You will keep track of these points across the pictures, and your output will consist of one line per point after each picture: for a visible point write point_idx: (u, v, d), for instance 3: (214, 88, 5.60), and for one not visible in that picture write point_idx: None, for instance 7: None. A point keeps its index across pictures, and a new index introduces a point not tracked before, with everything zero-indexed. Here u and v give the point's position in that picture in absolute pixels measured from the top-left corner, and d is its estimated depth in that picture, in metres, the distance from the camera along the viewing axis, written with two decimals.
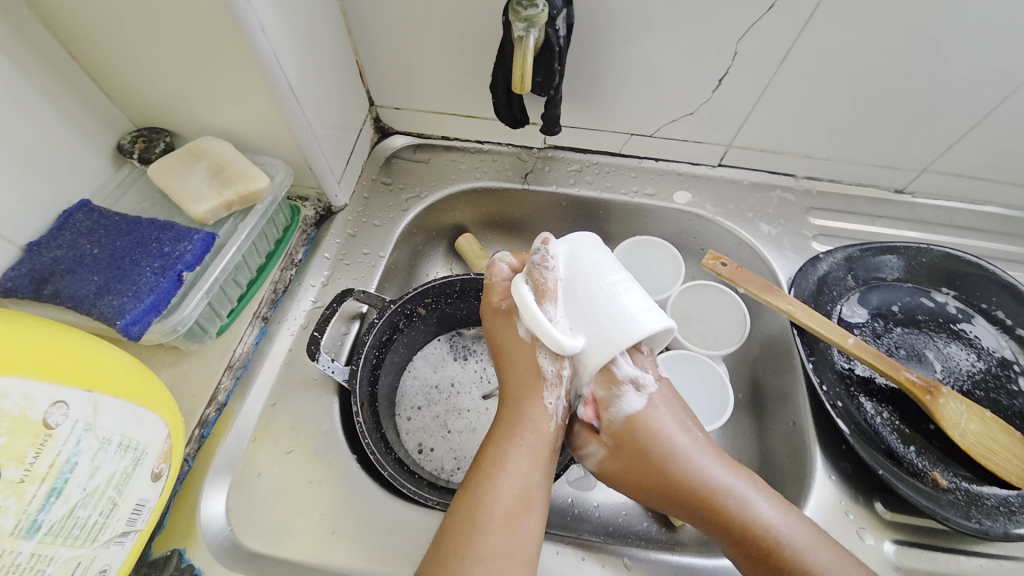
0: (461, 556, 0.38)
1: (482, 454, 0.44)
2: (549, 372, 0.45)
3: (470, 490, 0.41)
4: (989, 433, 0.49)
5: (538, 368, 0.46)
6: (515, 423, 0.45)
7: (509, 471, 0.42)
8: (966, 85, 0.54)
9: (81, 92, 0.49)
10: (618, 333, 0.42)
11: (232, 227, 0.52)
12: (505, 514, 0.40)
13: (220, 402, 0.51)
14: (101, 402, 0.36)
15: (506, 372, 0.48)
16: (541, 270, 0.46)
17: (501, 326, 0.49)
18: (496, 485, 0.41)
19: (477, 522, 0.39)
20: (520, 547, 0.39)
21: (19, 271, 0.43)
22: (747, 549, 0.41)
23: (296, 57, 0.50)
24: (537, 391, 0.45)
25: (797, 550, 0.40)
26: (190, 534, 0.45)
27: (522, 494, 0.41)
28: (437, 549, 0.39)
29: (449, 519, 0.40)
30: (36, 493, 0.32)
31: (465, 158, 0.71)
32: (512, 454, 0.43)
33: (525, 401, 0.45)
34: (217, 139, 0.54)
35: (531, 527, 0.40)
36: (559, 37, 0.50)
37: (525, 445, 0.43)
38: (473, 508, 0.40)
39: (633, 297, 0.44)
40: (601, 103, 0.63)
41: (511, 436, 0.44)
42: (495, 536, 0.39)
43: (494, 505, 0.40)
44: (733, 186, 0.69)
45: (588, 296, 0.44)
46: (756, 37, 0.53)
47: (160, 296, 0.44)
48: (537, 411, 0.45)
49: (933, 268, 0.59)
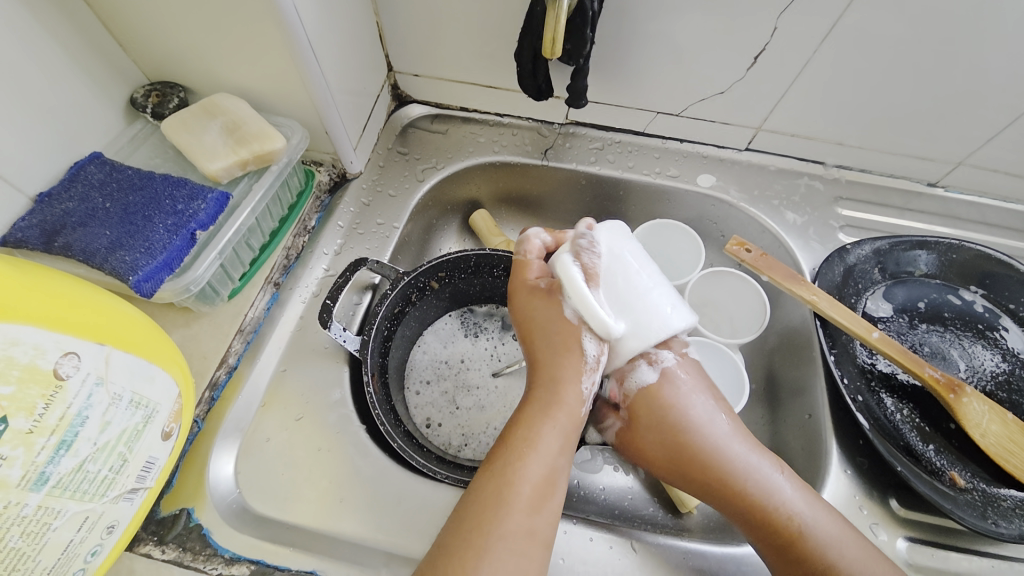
0: (484, 531, 0.37)
1: (511, 431, 0.43)
2: (589, 356, 0.44)
3: (496, 467, 0.40)
4: (1010, 435, 0.48)
5: (578, 350, 0.45)
6: (551, 402, 0.44)
7: (540, 453, 0.41)
8: (1016, 75, 0.51)
9: (93, 40, 0.47)
10: (655, 323, 0.44)
11: (247, 188, 0.51)
12: (531, 494, 0.39)
13: (230, 365, 0.50)
14: (113, 357, 0.36)
15: (542, 350, 0.46)
16: (589, 255, 0.46)
17: (540, 304, 0.47)
18: (525, 464, 0.40)
19: (505, 499, 0.38)
20: (543, 527, 0.38)
21: (30, 222, 0.43)
22: (764, 533, 0.42)
23: (316, 12, 0.48)
24: (576, 373, 0.44)
25: (822, 541, 0.40)
26: (198, 494, 0.45)
27: (549, 476, 0.40)
28: (456, 521, 0.38)
29: (475, 494, 0.39)
30: (45, 445, 0.32)
31: (484, 131, 0.69)
32: (543, 434, 0.42)
33: (560, 381, 0.44)
34: (233, 97, 0.52)
35: (554, 507, 0.40)
36: (593, 1, 0.48)
37: (557, 426, 0.42)
38: (500, 485, 0.39)
39: (666, 293, 0.46)
40: (629, 78, 0.60)
41: (544, 416, 0.43)
42: (519, 514, 0.38)
43: (522, 485, 0.39)
44: (759, 171, 0.67)
45: (630, 286, 0.45)
46: (799, 13, 0.50)
47: (172, 254, 0.43)
48: (572, 394, 0.44)
49: (965, 265, 0.58)
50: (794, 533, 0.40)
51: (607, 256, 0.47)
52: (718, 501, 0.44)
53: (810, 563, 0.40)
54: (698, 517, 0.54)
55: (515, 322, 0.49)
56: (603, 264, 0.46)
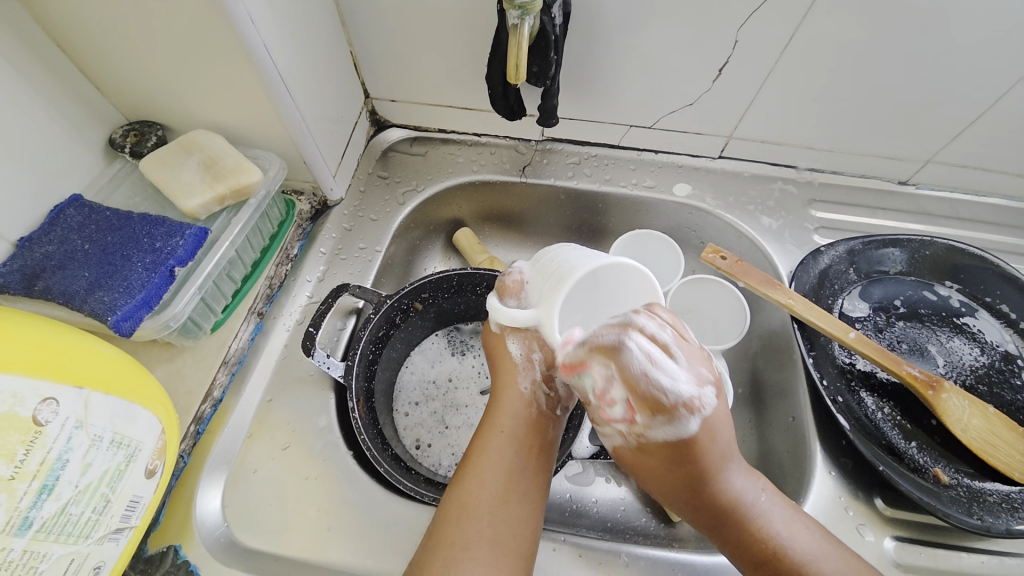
0: (448, 543, 0.38)
1: (469, 446, 0.44)
2: (519, 358, 0.46)
3: (457, 479, 0.42)
4: (991, 429, 0.48)
5: (509, 357, 0.46)
6: (501, 409, 0.45)
7: (494, 462, 0.42)
8: (970, 75, 0.53)
9: (70, 85, 0.48)
10: (558, 288, 0.40)
11: (226, 221, 0.51)
12: (490, 500, 0.40)
13: (215, 397, 0.50)
14: (93, 399, 0.36)
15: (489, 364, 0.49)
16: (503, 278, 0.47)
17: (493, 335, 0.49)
18: (479, 475, 0.41)
19: (464, 512, 0.40)
20: (503, 534, 0.39)
21: (10, 267, 0.43)
22: (749, 554, 0.40)
23: (288, 48, 0.49)
24: (511, 377, 0.46)
25: (800, 559, 0.39)
26: (186, 531, 0.45)
27: (506, 484, 0.41)
28: (426, 538, 0.40)
29: (441, 510, 0.41)
30: (27, 491, 0.32)
31: (462, 151, 0.70)
32: (494, 443, 0.43)
33: (504, 391, 0.46)
34: (209, 132, 0.53)
35: (515, 514, 0.40)
36: (555, 25, 0.49)
37: (507, 433, 0.43)
38: (460, 498, 0.41)
39: (571, 256, 0.42)
40: (600, 94, 0.62)
41: (495, 427, 0.44)
42: (477, 523, 0.39)
43: (478, 496, 0.40)
44: (734, 178, 0.68)
45: (540, 275, 0.43)
46: (757, 26, 0.52)
47: (151, 292, 0.44)
48: (516, 399, 0.45)
49: (937, 261, 0.59)
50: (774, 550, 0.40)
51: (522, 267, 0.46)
52: (714, 527, 0.41)
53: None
54: (690, 525, 0.54)
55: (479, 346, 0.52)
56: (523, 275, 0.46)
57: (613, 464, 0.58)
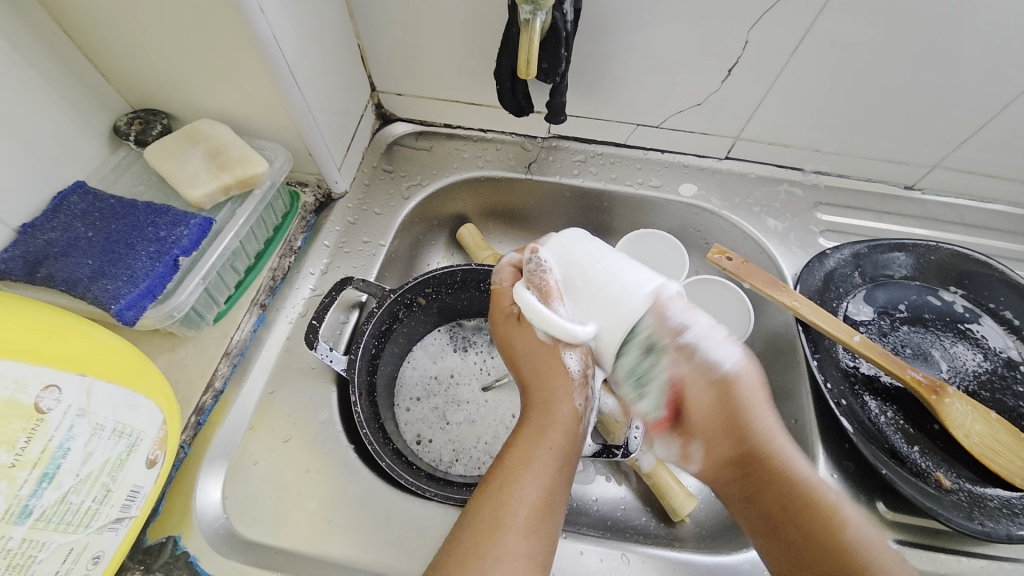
0: (480, 555, 0.36)
1: (508, 453, 0.42)
2: (576, 372, 0.43)
3: (491, 489, 0.40)
4: (994, 434, 0.48)
5: (563, 368, 0.43)
6: (546, 420, 0.43)
7: (536, 475, 0.40)
8: (980, 81, 0.52)
9: (76, 71, 0.48)
10: (627, 307, 0.40)
11: (230, 212, 0.51)
12: (529, 515, 0.38)
13: (216, 389, 0.50)
14: (95, 387, 0.36)
15: (533, 377, 0.45)
16: (540, 274, 0.45)
17: (516, 332, 0.46)
18: (521, 486, 0.39)
19: (502, 522, 0.38)
20: (539, 550, 0.38)
21: (13, 253, 0.43)
22: (778, 493, 0.41)
23: (295, 38, 0.48)
24: (567, 392, 0.43)
25: (851, 538, 0.37)
26: (185, 521, 0.45)
27: (546, 499, 0.39)
28: (450, 544, 0.38)
29: (471, 515, 0.39)
30: (27, 479, 0.32)
31: (467, 146, 0.70)
32: (540, 456, 0.41)
33: (554, 401, 0.43)
34: (215, 122, 0.53)
35: (550, 530, 0.39)
36: (566, 22, 0.49)
37: (552, 446, 0.41)
38: (498, 506, 0.39)
39: (633, 271, 0.43)
40: (608, 92, 0.62)
41: (540, 437, 0.42)
42: (515, 536, 0.37)
43: (518, 507, 0.39)
44: (740, 179, 0.68)
45: (590, 279, 0.42)
46: (768, 27, 0.51)
47: (155, 281, 0.43)
48: (567, 412, 0.43)
49: (942, 266, 0.59)
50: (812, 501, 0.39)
51: (558, 265, 0.45)
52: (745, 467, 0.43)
53: (836, 540, 0.38)
54: (691, 527, 0.54)
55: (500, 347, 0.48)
56: (558, 276, 0.44)
57: (614, 463, 0.58)
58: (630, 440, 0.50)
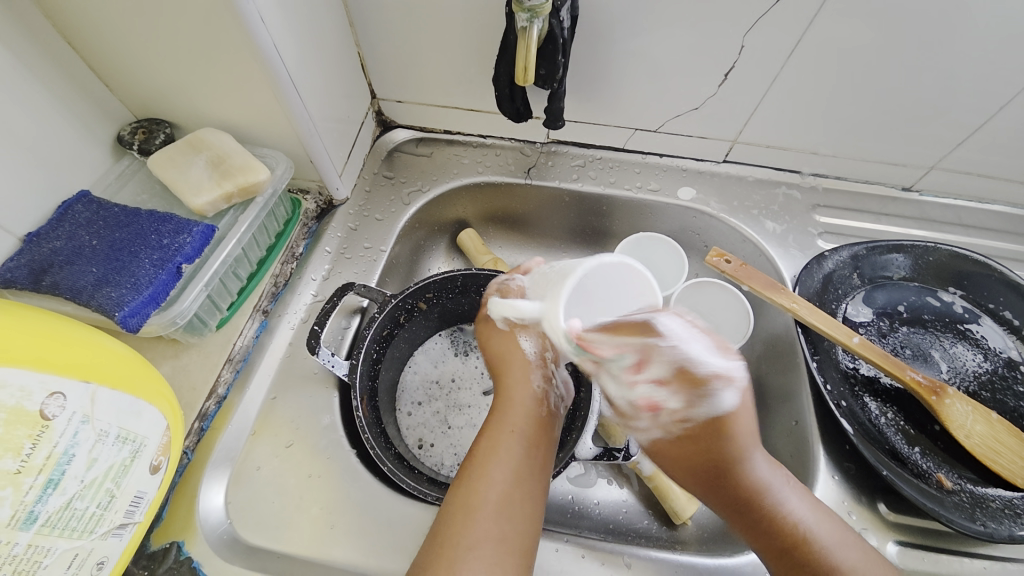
0: (456, 542, 0.37)
1: (476, 443, 0.43)
2: (532, 356, 0.48)
3: (464, 478, 0.41)
4: (995, 435, 0.48)
5: (520, 353, 0.48)
6: (511, 410, 0.45)
7: (502, 458, 0.41)
8: (974, 83, 0.53)
9: (80, 82, 0.48)
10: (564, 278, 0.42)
11: (232, 219, 0.52)
12: (498, 497, 0.39)
13: (219, 395, 0.50)
14: (99, 394, 0.36)
15: (496, 368, 0.49)
16: (509, 281, 0.51)
17: (485, 329, 0.52)
18: (488, 471, 0.41)
19: (473, 507, 0.39)
20: (512, 531, 0.38)
21: (18, 262, 0.43)
22: (770, 540, 0.41)
23: (296, 48, 0.49)
24: (524, 373, 0.47)
25: (821, 544, 0.40)
26: (189, 527, 0.45)
27: (515, 481, 0.41)
28: (432, 540, 0.38)
29: (447, 508, 0.40)
30: (32, 485, 0.32)
31: (467, 152, 0.71)
32: (504, 440, 0.43)
33: (514, 388, 0.46)
34: (217, 130, 0.53)
35: (523, 511, 0.40)
36: (563, 28, 0.50)
37: (516, 432, 0.43)
38: (468, 493, 0.40)
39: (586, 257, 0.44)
40: (605, 98, 0.62)
41: (504, 424, 0.44)
42: (486, 519, 0.38)
43: (487, 490, 0.40)
44: (738, 182, 0.68)
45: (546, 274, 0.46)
46: (763, 32, 0.52)
47: (158, 288, 0.44)
48: (525, 396, 0.46)
49: (941, 267, 0.59)
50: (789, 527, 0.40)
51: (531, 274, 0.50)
52: (734, 516, 0.42)
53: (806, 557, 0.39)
54: (692, 528, 0.54)
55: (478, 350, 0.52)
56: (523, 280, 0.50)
57: (616, 467, 0.58)
58: (630, 442, 0.49)
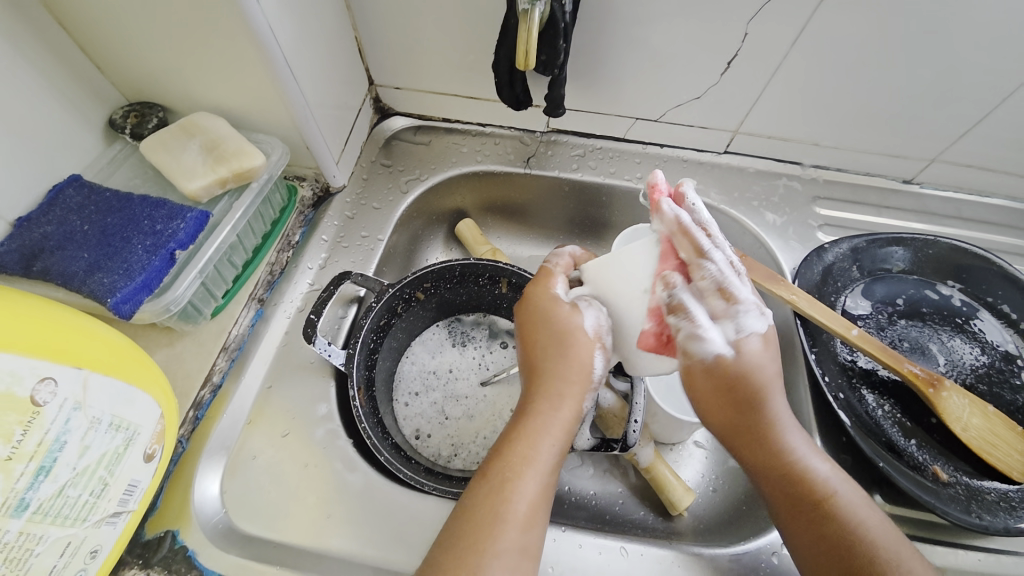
0: (478, 551, 0.35)
1: (512, 442, 0.40)
2: (598, 374, 0.42)
3: (491, 483, 0.38)
4: (991, 427, 0.48)
5: (588, 362, 0.42)
6: (552, 415, 0.41)
7: (536, 471, 0.39)
8: (979, 74, 0.52)
9: (70, 63, 0.47)
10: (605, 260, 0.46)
11: (227, 205, 0.51)
12: (527, 513, 0.37)
13: (214, 383, 0.50)
14: (91, 381, 0.35)
15: (548, 357, 0.43)
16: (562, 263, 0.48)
17: (549, 302, 0.45)
18: (522, 482, 0.38)
19: (501, 519, 0.37)
20: (532, 545, 0.37)
21: (8, 246, 0.43)
22: (792, 498, 0.38)
23: (291, 30, 0.48)
24: (580, 387, 0.42)
25: (848, 511, 0.37)
26: (184, 516, 0.44)
27: (543, 496, 0.38)
28: (447, 536, 0.37)
29: (468, 511, 0.37)
30: (24, 471, 0.31)
31: (466, 141, 0.70)
32: (542, 450, 0.39)
33: (565, 394, 0.42)
34: (212, 115, 0.52)
35: (543, 526, 0.38)
36: (564, 13, 0.49)
37: (553, 444, 0.40)
38: (496, 502, 0.37)
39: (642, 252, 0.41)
40: (607, 85, 0.61)
41: (544, 431, 0.40)
42: (513, 533, 0.36)
43: (517, 504, 0.37)
44: (739, 173, 0.68)
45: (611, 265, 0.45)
46: (767, 20, 0.51)
47: (151, 274, 0.43)
48: (572, 408, 0.41)
49: (940, 260, 0.59)
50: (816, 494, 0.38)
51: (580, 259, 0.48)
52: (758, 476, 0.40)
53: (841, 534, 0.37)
54: (688, 520, 0.54)
55: (524, 319, 0.45)
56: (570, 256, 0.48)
57: (614, 458, 0.58)
58: (629, 433, 0.48)
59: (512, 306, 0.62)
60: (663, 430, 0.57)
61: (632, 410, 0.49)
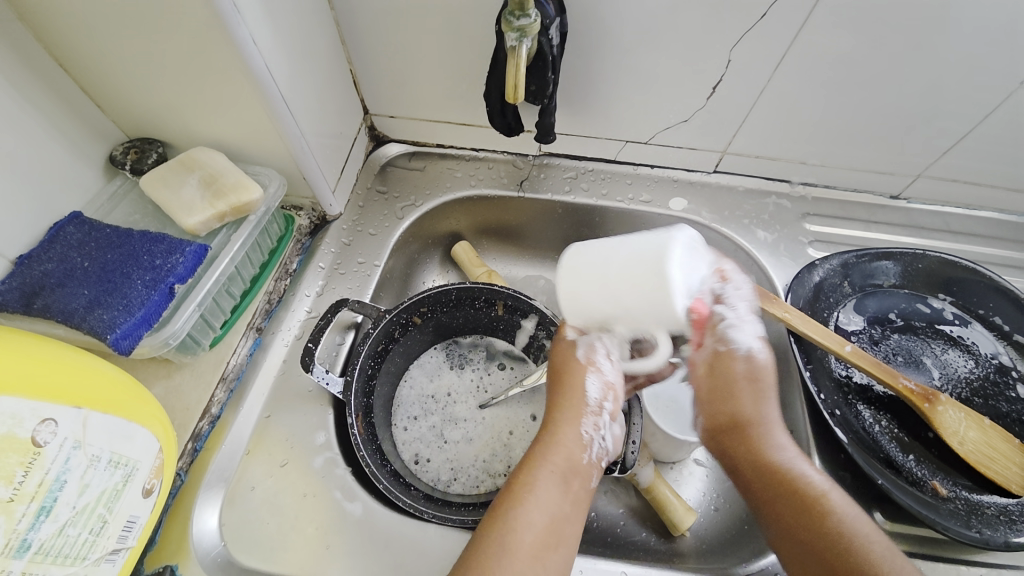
0: None
1: (514, 474, 0.41)
2: (594, 401, 0.43)
3: (496, 514, 0.39)
4: (988, 441, 0.48)
5: (583, 392, 0.43)
6: (555, 446, 0.42)
7: (541, 501, 0.39)
8: (957, 93, 0.54)
9: (72, 104, 0.49)
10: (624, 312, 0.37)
11: (226, 238, 0.52)
12: (534, 545, 0.38)
13: (213, 414, 0.50)
14: (91, 419, 0.36)
15: (553, 390, 0.45)
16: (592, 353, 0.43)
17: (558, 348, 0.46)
18: (525, 510, 0.39)
19: (507, 548, 0.37)
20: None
21: (10, 284, 0.43)
22: (785, 506, 0.40)
23: (288, 67, 0.50)
24: (577, 417, 0.43)
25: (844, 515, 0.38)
26: (182, 549, 0.44)
27: (550, 527, 0.39)
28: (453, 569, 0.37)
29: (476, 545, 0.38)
30: (25, 512, 0.32)
31: (460, 166, 0.71)
32: (543, 479, 0.40)
33: (564, 424, 0.43)
34: (211, 150, 0.53)
35: (554, 561, 0.38)
36: (552, 46, 0.50)
37: (558, 472, 0.41)
38: (500, 533, 0.38)
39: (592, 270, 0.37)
40: (596, 111, 0.63)
41: (546, 460, 0.41)
42: (520, 563, 0.37)
43: (523, 533, 0.38)
44: (729, 192, 0.69)
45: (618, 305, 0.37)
46: (749, 46, 0.53)
47: (151, 309, 0.44)
48: (571, 436, 0.42)
49: (930, 273, 0.59)
50: (794, 492, 0.40)
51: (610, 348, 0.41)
52: (759, 487, 0.42)
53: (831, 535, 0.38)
54: (691, 541, 0.54)
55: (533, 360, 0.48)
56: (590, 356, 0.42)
57: (613, 479, 0.58)
58: (627, 455, 0.47)
59: (509, 328, 0.63)
60: (662, 449, 0.57)
61: (630, 430, 0.49)
